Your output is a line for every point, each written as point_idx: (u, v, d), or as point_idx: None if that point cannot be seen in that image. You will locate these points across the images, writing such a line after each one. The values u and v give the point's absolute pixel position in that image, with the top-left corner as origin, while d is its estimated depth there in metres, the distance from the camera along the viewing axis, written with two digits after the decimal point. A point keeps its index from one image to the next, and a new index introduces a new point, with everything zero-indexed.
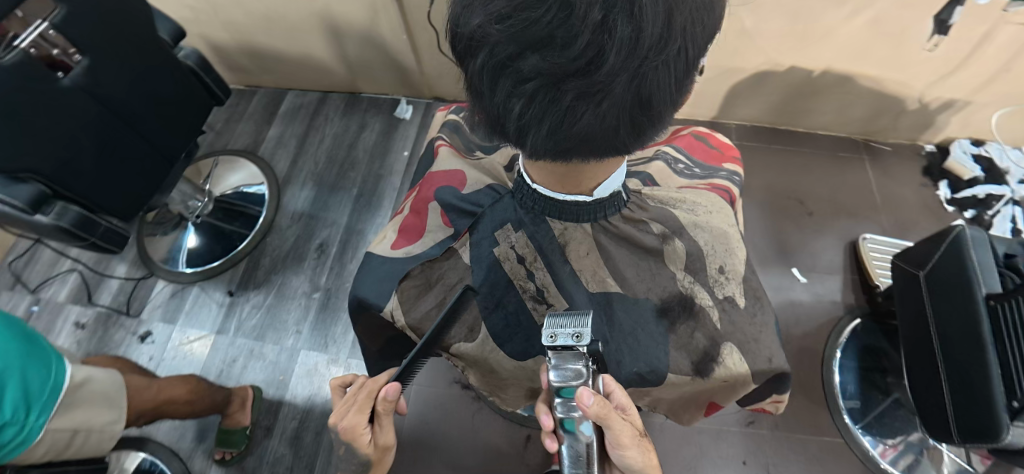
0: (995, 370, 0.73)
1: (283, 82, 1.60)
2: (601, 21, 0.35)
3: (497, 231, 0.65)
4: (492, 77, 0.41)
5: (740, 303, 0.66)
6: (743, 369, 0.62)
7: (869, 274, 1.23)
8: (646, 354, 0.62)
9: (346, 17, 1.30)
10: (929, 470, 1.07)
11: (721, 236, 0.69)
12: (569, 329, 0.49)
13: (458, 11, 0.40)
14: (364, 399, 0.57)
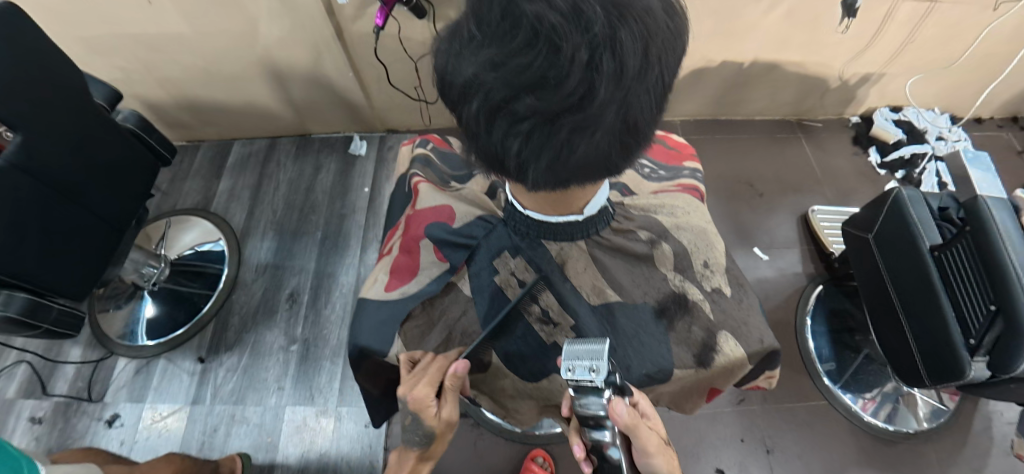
0: (950, 313, 0.79)
1: (228, 133, 1.56)
2: (589, 59, 0.37)
3: (495, 260, 0.66)
4: (488, 120, 0.42)
5: (727, 292, 0.69)
6: (739, 353, 0.65)
7: (823, 243, 1.32)
8: (652, 354, 0.64)
9: (288, 61, 1.28)
10: (907, 415, 1.14)
11: (702, 233, 0.72)
12: (586, 364, 0.49)
13: (449, 62, 0.42)
14: (433, 373, 0.61)
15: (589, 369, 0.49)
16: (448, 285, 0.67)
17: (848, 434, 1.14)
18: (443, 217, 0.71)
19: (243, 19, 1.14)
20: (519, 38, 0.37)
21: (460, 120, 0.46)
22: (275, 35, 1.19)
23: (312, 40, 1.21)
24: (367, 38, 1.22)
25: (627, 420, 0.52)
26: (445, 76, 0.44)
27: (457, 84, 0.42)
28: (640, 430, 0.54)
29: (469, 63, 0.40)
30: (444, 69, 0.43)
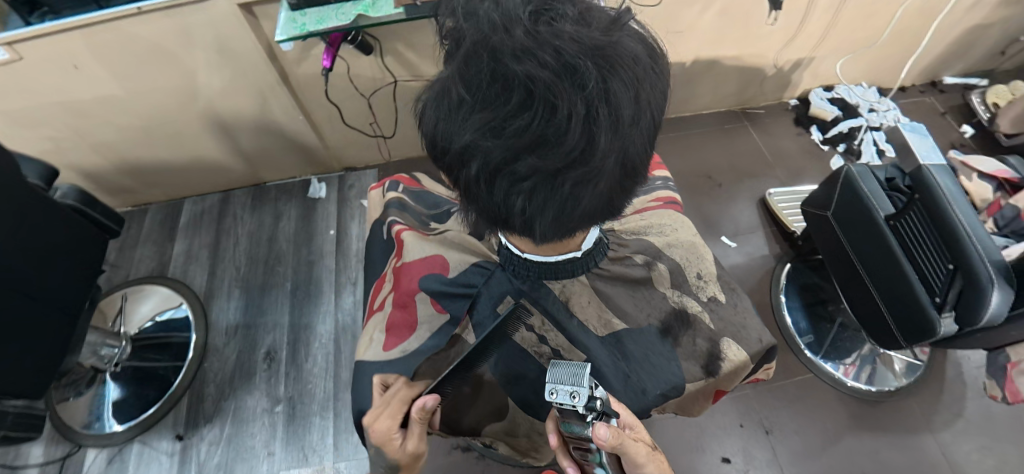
0: (913, 277, 0.84)
1: (176, 192, 1.48)
2: (586, 115, 0.38)
3: (498, 308, 0.64)
4: (488, 181, 0.43)
5: (722, 299, 0.70)
6: (743, 357, 0.66)
7: (784, 223, 1.37)
8: (663, 373, 0.65)
9: (233, 111, 1.24)
10: (886, 373, 1.20)
11: (692, 248, 0.73)
12: (567, 388, 0.46)
13: (442, 130, 0.42)
14: (396, 403, 0.59)
15: (571, 392, 0.46)
16: (454, 338, 0.66)
17: (836, 401, 1.18)
18: (436, 267, 0.69)
19: (181, 74, 1.10)
20: (513, 101, 0.38)
21: (457, 181, 0.46)
22: (217, 86, 1.15)
23: (257, 87, 1.18)
24: (314, 78, 1.19)
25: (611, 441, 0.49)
26: (438, 140, 0.44)
27: (453, 148, 0.42)
28: (626, 445, 0.52)
29: (464, 127, 0.40)
30: (437, 133, 0.43)
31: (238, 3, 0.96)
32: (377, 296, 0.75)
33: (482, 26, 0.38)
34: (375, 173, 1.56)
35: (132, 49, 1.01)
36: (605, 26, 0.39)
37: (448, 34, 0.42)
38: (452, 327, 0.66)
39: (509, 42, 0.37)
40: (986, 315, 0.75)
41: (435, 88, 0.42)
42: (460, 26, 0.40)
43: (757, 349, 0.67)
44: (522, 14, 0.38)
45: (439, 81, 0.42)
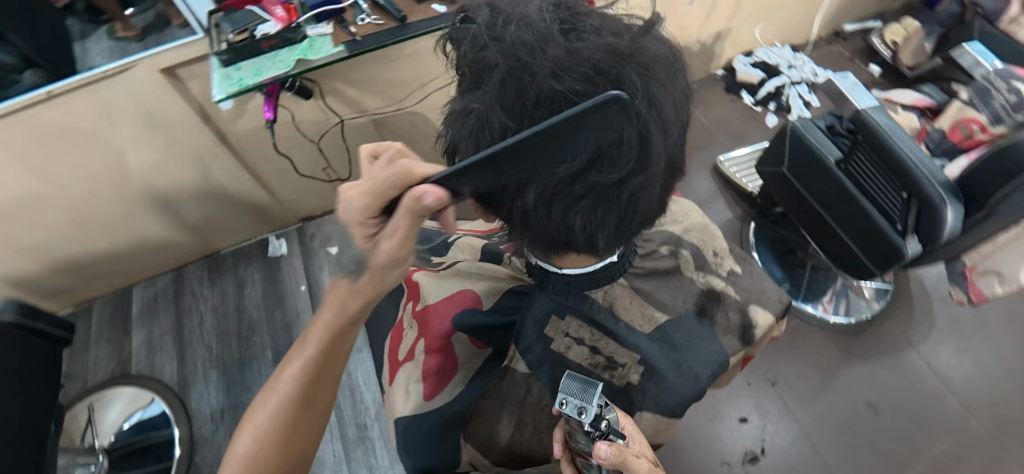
0: (874, 212, 0.90)
1: (122, 281, 1.37)
2: (638, 121, 0.38)
3: (546, 329, 0.59)
4: (545, 204, 0.43)
5: (738, 271, 0.69)
6: (770, 319, 0.67)
7: (739, 185, 1.44)
8: (710, 353, 0.61)
9: (173, 183, 1.16)
10: (859, 301, 1.29)
11: (702, 226, 0.71)
12: (575, 403, 0.45)
13: None
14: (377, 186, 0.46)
15: (579, 408, 0.45)
16: (503, 371, 0.62)
17: (825, 340, 1.25)
18: (467, 303, 0.66)
19: (107, 155, 1.01)
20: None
21: (507, 209, 0.46)
22: (150, 160, 1.07)
23: (194, 153, 1.11)
24: (255, 133, 1.14)
25: (612, 458, 0.46)
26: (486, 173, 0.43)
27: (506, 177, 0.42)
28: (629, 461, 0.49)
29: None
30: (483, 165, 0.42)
31: (159, 68, 0.90)
32: (402, 346, 0.71)
33: (516, 53, 0.38)
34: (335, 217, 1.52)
35: (49, 138, 0.92)
36: (631, 32, 0.40)
37: (471, 66, 0.41)
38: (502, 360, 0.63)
39: (550, 64, 0.37)
40: (944, 233, 0.80)
41: (471, 121, 0.42)
42: (488, 56, 0.40)
43: (778, 309, 0.68)
44: (553, 34, 0.38)
45: (476, 114, 0.41)
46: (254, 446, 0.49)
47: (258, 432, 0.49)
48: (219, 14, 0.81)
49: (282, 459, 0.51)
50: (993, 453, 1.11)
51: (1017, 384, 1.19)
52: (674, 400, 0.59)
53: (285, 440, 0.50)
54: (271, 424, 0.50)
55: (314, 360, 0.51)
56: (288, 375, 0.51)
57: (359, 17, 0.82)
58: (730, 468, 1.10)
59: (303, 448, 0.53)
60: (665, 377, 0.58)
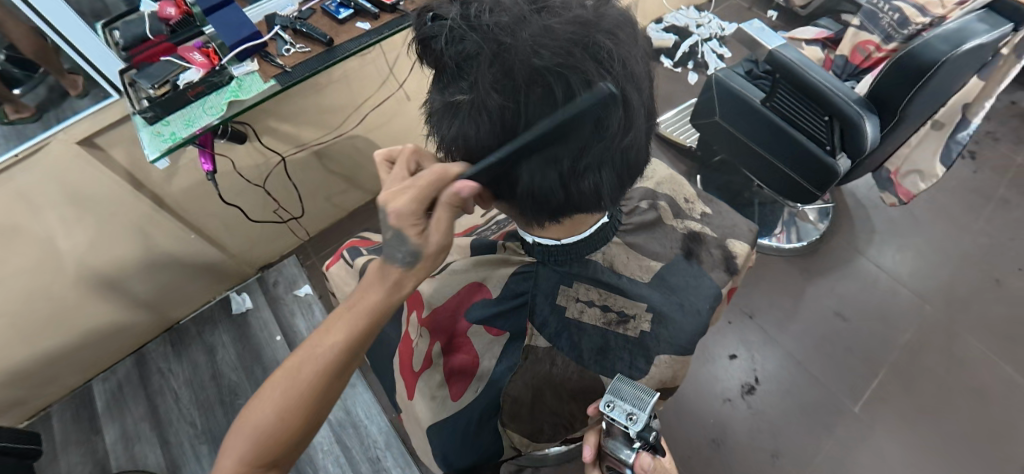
0: (804, 140, 0.99)
1: (76, 378, 1.27)
2: (618, 82, 0.41)
3: (558, 298, 0.61)
4: (546, 172, 0.45)
5: (708, 211, 0.74)
6: (746, 247, 0.72)
7: (677, 142, 1.53)
8: (704, 288, 0.65)
9: (115, 262, 1.09)
10: (807, 224, 1.40)
11: (670, 177, 0.75)
12: (625, 408, 0.47)
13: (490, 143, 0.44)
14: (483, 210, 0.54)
15: (627, 413, 0.47)
16: (526, 351, 0.61)
17: (786, 266, 1.35)
18: (477, 297, 0.67)
19: (37, 246, 0.94)
20: (556, 92, 0.40)
21: (510, 188, 0.48)
22: (84, 242, 1.00)
23: (132, 224, 1.05)
24: (194, 189, 1.09)
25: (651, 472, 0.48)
26: (487, 157, 0.44)
27: (508, 156, 0.44)
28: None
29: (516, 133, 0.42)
30: (483, 150, 0.44)
31: (75, 142, 0.85)
32: (414, 356, 0.69)
33: (496, 38, 0.39)
34: (295, 258, 1.48)
35: None
36: (593, 2, 0.41)
37: (452, 59, 0.42)
38: (521, 339, 0.62)
39: (532, 43, 0.38)
40: (867, 145, 0.89)
41: (463, 110, 0.43)
42: (469, 46, 0.40)
43: (749, 238, 0.73)
44: (527, 14, 0.39)
45: (466, 102, 0.42)
46: (269, 406, 0.45)
47: (275, 398, 0.45)
48: (133, 71, 0.75)
49: (289, 426, 0.45)
50: (948, 328, 1.25)
51: (952, 265, 1.35)
52: (684, 337, 0.61)
53: (301, 409, 0.46)
54: (292, 389, 0.45)
55: (353, 336, 0.47)
56: (324, 343, 0.47)
57: (283, 48, 0.80)
58: (733, 403, 1.17)
59: (308, 430, 0.47)
60: (672, 319, 0.61)
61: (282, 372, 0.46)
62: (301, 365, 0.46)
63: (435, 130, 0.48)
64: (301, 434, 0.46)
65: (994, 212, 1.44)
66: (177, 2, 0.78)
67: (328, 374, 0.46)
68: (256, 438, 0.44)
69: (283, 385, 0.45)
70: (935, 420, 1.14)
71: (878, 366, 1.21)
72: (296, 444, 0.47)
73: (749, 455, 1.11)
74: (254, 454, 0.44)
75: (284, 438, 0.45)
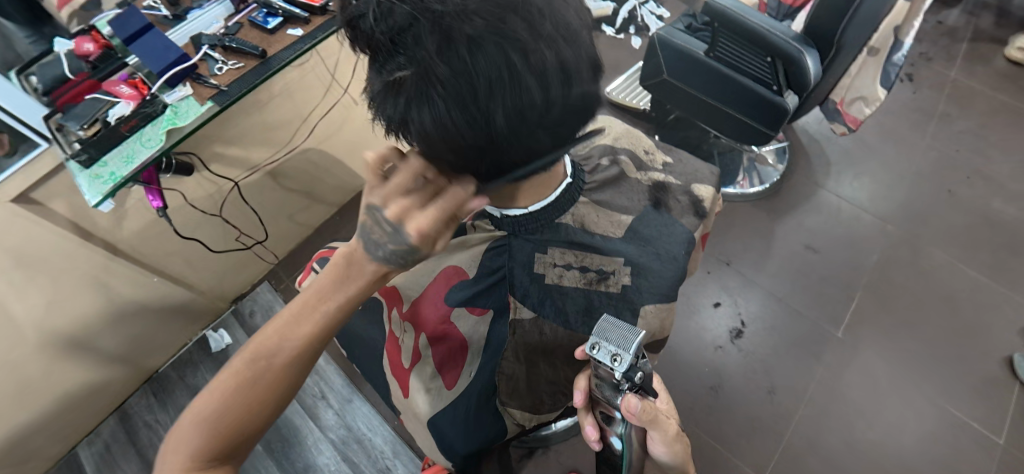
0: (750, 84, 1.01)
1: (58, 448, 1.20)
2: (558, 33, 0.41)
3: (535, 267, 0.60)
4: (504, 134, 0.44)
5: (670, 161, 0.74)
6: (711, 189, 0.73)
7: (631, 106, 1.53)
8: (676, 235, 0.67)
9: (78, 321, 1.04)
10: (766, 167, 1.43)
11: (628, 131, 0.74)
12: (610, 349, 0.44)
13: (442, 118, 0.42)
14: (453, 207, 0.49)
15: (612, 355, 0.44)
16: (512, 326, 0.60)
17: (753, 210, 1.38)
18: (455, 278, 0.65)
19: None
20: (502, 52, 0.39)
21: (473, 155, 0.46)
22: (41, 307, 0.95)
23: (87, 278, 1.00)
24: (148, 229, 1.04)
25: (641, 415, 0.48)
26: (442, 130, 0.43)
27: (469, 123, 0.42)
28: (659, 419, 0.51)
29: (467, 101, 0.40)
30: (441, 125, 0.42)
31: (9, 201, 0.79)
32: (403, 352, 0.67)
33: (427, 5, 0.37)
34: (268, 284, 1.44)
35: None
36: None
37: (385, 36, 0.39)
38: (507, 314, 0.61)
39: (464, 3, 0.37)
40: (811, 78, 0.91)
41: (409, 86, 0.41)
42: (400, 17, 0.38)
43: (713, 181, 0.74)
44: None
45: (411, 76, 0.40)
46: (227, 401, 0.45)
47: (237, 394, 0.45)
48: (58, 114, 0.70)
49: (249, 420, 0.46)
50: (912, 244, 1.32)
51: (907, 183, 1.41)
52: (665, 284, 0.64)
53: (258, 404, 0.46)
54: (256, 384, 0.46)
55: (320, 327, 0.48)
56: (289, 337, 0.47)
57: (215, 67, 0.77)
58: (725, 349, 1.20)
59: (268, 422, 0.48)
60: (650, 269, 0.64)
61: (237, 362, 0.46)
62: (264, 358, 0.46)
63: (380, 112, 0.46)
64: (262, 425, 0.47)
65: (937, 128, 1.51)
66: (94, 36, 0.74)
67: (292, 367, 0.47)
68: (212, 432, 0.44)
69: (244, 382, 0.45)
70: (914, 332, 1.20)
71: (853, 290, 1.26)
72: (256, 435, 0.47)
73: (747, 396, 1.14)
74: (213, 448, 0.44)
75: (244, 431, 0.46)
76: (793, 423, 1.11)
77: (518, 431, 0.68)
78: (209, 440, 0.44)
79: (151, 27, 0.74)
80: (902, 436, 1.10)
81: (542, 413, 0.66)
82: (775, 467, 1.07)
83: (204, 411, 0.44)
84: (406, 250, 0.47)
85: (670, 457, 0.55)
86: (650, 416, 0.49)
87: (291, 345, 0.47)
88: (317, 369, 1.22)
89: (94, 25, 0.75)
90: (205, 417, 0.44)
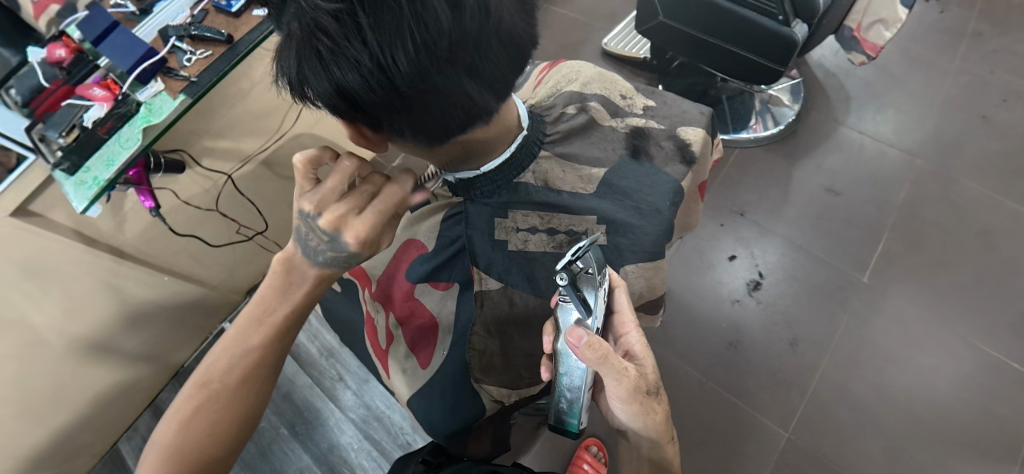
0: (753, 15, 0.92)
1: (100, 446, 1.26)
2: None
3: (497, 233, 0.57)
4: (415, 81, 0.39)
5: (651, 104, 0.69)
6: (698, 132, 0.68)
7: (631, 57, 1.45)
8: (658, 185, 0.62)
9: (102, 328, 1.05)
10: (781, 107, 1.34)
11: (602, 75, 0.69)
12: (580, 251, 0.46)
13: (339, 68, 0.38)
14: (378, 206, 0.48)
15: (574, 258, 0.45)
16: (479, 297, 0.56)
17: (767, 155, 1.30)
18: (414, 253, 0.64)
19: (18, 334, 0.89)
20: None
21: (389, 111, 0.42)
22: (63, 318, 0.96)
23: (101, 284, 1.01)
24: (151, 231, 1.03)
25: (586, 353, 0.44)
26: (343, 81, 0.39)
27: (369, 73, 0.38)
28: (613, 366, 0.46)
29: (360, 43, 0.36)
30: (341, 77, 0.38)
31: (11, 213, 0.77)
32: (379, 334, 0.67)
33: None
34: None
35: None
36: None
37: None
38: (471, 287, 0.58)
39: None
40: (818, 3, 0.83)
41: (298, 39, 0.37)
42: None
43: (703, 122, 0.69)
44: None
45: (297, 25, 0.37)
46: (194, 418, 0.50)
47: (201, 416, 0.50)
48: (40, 125, 0.66)
49: (218, 434, 0.51)
50: (943, 177, 1.22)
51: (936, 112, 1.30)
52: (649, 240, 0.61)
53: (225, 421, 0.51)
54: (215, 403, 0.51)
55: (271, 337, 0.52)
56: (242, 352, 0.52)
57: (184, 58, 0.72)
58: (743, 303, 1.15)
59: (238, 441, 0.53)
60: (631, 225, 0.61)
61: (197, 387, 0.51)
62: (217, 380, 0.51)
63: (287, 77, 0.43)
64: (230, 445, 0.52)
65: (969, 48, 1.38)
66: (65, 41, 0.68)
67: (248, 379, 0.52)
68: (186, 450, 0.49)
69: (204, 402, 0.50)
70: (947, 271, 1.13)
71: (879, 232, 1.18)
72: (226, 458, 0.52)
73: (770, 350, 1.10)
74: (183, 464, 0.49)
75: (207, 452, 0.50)
76: (820, 373, 1.07)
77: (507, 411, 0.65)
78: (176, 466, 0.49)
79: (117, 24, 0.68)
80: (937, 379, 1.04)
81: (533, 393, 0.62)
82: (802, 419, 1.04)
83: (173, 432, 0.50)
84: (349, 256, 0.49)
85: (630, 413, 0.51)
86: (602, 357, 0.45)
87: (245, 356, 0.52)
88: (332, 352, 1.23)
89: (65, 29, 0.68)
90: (166, 444, 0.49)
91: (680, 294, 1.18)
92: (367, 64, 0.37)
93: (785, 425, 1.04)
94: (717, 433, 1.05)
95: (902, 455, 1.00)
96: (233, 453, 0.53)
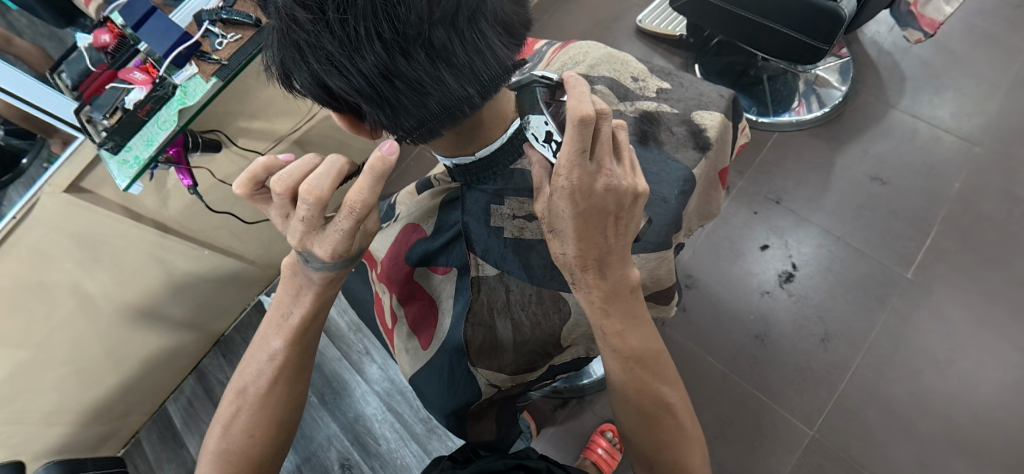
0: None
1: (150, 404, 1.36)
2: None
3: (490, 219, 0.59)
4: (387, 75, 0.40)
5: (667, 87, 0.67)
6: (716, 116, 0.64)
7: (666, 35, 1.38)
8: (664, 171, 0.61)
9: (151, 299, 1.12)
10: (827, 89, 1.26)
11: (613, 56, 0.68)
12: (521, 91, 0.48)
13: (312, 59, 0.39)
14: (347, 225, 0.43)
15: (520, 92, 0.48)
16: (475, 283, 0.58)
17: (809, 139, 1.23)
18: (415, 237, 0.65)
19: (75, 300, 0.96)
20: None
21: (364, 105, 0.42)
22: (114, 289, 1.02)
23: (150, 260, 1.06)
24: (192, 208, 1.06)
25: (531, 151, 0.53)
26: (317, 73, 0.40)
27: (341, 64, 0.39)
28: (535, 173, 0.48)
29: (331, 37, 0.37)
30: (315, 69, 0.40)
31: (65, 190, 0.81)
32: (386, 313, 0.68)
33: None
34: None
35: None
36: None
37: None
38: (467, 274, 0.60)
39: None
40: None
41: (278, 32, 0.39)
42: None
43: (722, 104, 0.65)
44: None
45: (274, 17, 0.39)
46: (236, 420, 0.53)
47: (241, 420, 0.53)
48: (87, 107, 0.69)
49: (258, 437, 0.53)
50: (1003, 167, 1.13)
51: (1002, 95, 1.19)
52: (654, 230, 0.60)
53: (263, 423, 0.53)
54: (252, 404, 0.53)
55: (291, 339, 0.53)
56: (266, 353, 0.53)
57: (216, 42, 0.72)
58: (773, 294, 1.11)
59: (282, 437, 0.56)
60: None
61: (234, 393, 0.54)
62: (249, 387, 0.54)
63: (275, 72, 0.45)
64: (276, 444, 0.55)
65: None
66: (110, 26, 0.71)
67: (276, 382, 0.53)
68: (231, 451, 0.52)
69: (241, 407, 0.53)
70: (1000, 268, 1.05)
71: (927, 225, 1.11)
72: (275, 454, 0.55)
73: (799, 345, 1.06)
74: (231, 464, 0.52)
75: (252, 451, 0.53)
76: (851, 371, 1.02)
77: (513, 393, 0.66)
78: (221, 465, 0.52)
79: (155, 10, 0.70)
80: (980, 384, 0.98)
81: (535, 375, 0.63)
82: (828, 417, 1.00)
83: (218, 436, 0.53)
84: (336, 264, 0.48)
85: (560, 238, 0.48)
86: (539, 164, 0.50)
87: (271, 360, 0.53)
88: (358, 327, 1.27)
89: (110, 14, 0.71)
90: (215, 448, 0.53)
91: (706, 282, 1.15)
92: (338, 56, 0.38)
93: (810, 422, 1.00)
94: (739, 425, 1.02)
95: (936, 461, 0.95)
96: (278, 455, 0.56)
